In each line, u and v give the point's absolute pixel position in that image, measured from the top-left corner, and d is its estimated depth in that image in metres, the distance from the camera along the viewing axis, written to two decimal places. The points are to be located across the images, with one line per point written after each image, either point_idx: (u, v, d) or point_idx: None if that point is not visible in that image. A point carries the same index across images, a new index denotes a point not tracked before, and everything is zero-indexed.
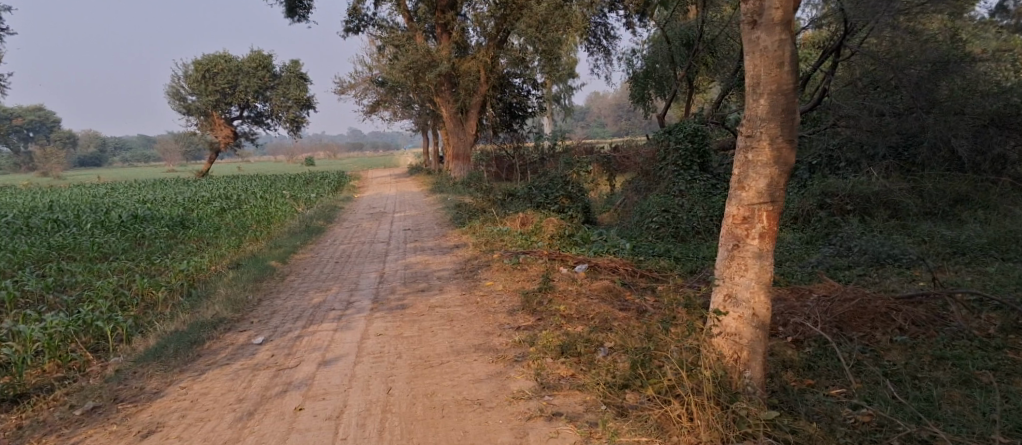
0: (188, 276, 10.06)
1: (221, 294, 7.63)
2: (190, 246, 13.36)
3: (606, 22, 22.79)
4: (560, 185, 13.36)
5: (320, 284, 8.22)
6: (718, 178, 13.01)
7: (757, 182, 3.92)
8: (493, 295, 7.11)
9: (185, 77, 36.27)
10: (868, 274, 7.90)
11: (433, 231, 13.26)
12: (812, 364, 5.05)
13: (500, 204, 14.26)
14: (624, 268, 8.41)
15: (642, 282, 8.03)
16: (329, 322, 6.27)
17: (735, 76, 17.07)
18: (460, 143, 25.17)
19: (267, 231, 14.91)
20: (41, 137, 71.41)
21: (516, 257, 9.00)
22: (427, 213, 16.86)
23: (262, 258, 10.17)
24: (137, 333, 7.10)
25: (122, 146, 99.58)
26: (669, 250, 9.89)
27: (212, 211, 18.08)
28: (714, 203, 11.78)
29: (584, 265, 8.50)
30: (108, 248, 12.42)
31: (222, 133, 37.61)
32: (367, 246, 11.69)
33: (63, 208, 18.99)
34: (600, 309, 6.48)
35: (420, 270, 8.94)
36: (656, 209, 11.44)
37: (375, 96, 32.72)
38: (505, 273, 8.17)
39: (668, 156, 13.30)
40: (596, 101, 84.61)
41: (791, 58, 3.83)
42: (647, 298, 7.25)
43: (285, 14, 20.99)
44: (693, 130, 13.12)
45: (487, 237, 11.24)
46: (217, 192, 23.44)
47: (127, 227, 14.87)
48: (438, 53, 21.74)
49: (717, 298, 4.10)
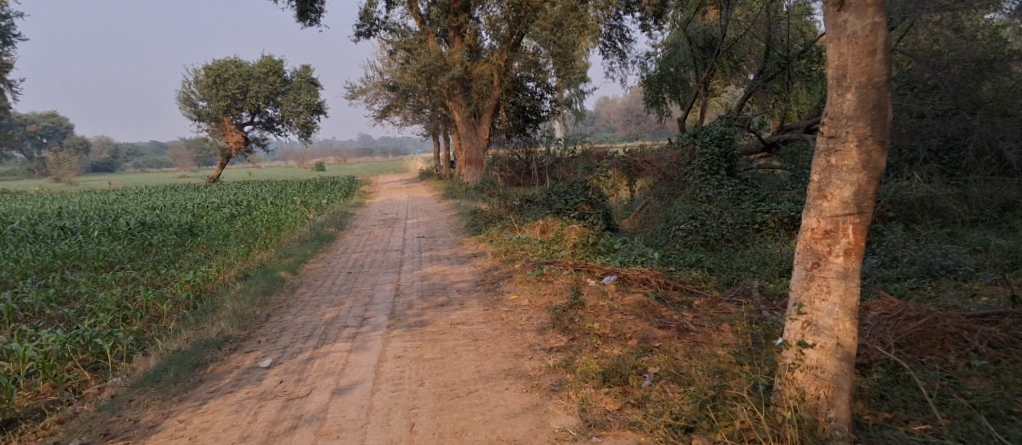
0: (194, 288, 9.58)
1: (228, 309, 7.13)
2: (198, 254, 12.95)
3: (622, 24, 22.30)
4: (580, 191, 12.80)
5: (332, 297, 7.71)
6: (748, 183, 12.40)
7: (841, 190, 3.41)
8: (518, 311, 6.58)
9: (196, 83, 36.09)
10: (922, 287, 7.31)
11: (449, 239, 12.75)
12: (884, 393, 4.50)
13: (517, 210, 13.73)
14: (656, 279, 7.85)
15: (677, 297, 7.47)
16: (342, 341, 5.75)
17: (758, 78, 16.48)
18: (473, 147, 24.67)
19: (278, 238, 14.46)
20: (54, 143, 71.98)
21: (539, 268, 8.51)
22: (441, 219, 16.39)
23: (271, 269, 9.68)
24: (139, 351, 6.53)
25: (135, 152, 100.30)
26: (700, 259, 9.32)
27: (221, 218, 17.69)
28: (744, 209, 11.15)
29: (612, 276, 7.98)
30: (114, 257, 12.03)
31: (232, 138, 37.37)
32: (380, 255, 11.18)
33: (71, 215, 18.66)
34: (637, 327, 5.96)
35: (438, 282, 8.41)
36: (683, 216, 10.87)
37: (386, 101, 32.40)
38: (529, 286, 7.64)
39: (694, 160, 12.74)
40: (606, 105, 84.29)
41: (885, 45, 3.33)
42: (685, 314, 6.71)
43: (296, 17, 20.65)
44: (720, 133, 12.57)
45: (506, 246, 10.71)
46: (227, 198, 23.10)
47: (134, 235, 14.47)
48: (451, 56, 21.27)
49: (792, 324, 3.61)
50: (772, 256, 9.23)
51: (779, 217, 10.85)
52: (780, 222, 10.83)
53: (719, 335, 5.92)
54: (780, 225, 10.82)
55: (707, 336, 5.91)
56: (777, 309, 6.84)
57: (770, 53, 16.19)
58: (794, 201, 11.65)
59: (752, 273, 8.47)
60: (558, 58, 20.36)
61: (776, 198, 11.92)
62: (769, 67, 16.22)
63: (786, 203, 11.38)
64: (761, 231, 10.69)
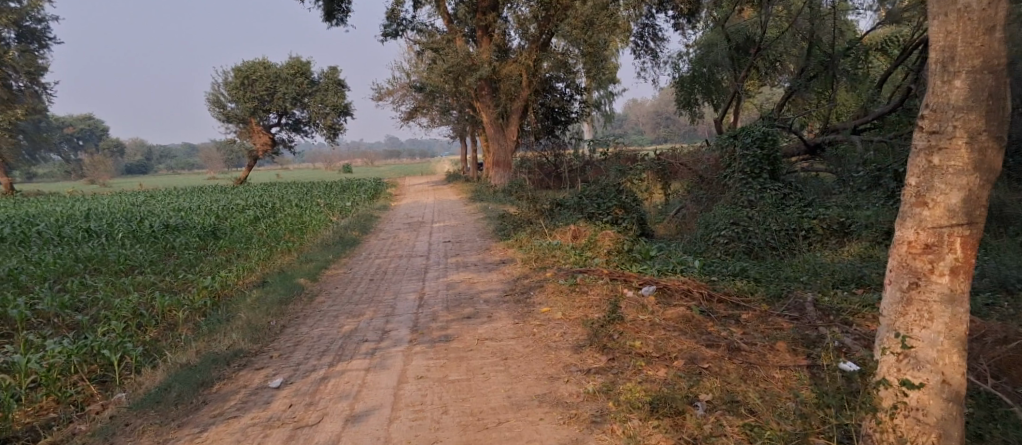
0: (213, 294, 9.31)
1: (242, 320, 6.81)
2: (219, 258, 12.75)
3: (654, 23, 21.68)
4: (613, 194, 12.24)
5: (352, 307, 7.32)
6: (792, 187, 11.70)
7: (947, 196, 3.18)
8: (550, 325, 6.09)
9: (225, 84, 36.40)
10: (998, 301, 6.58)
11: (476, 244, 12.34)
12: (978, 431, 3.87)
13: (547, 215, 13.21)
14: (699, 290, 7.28)
15: (723, 309, 6.87)
16: (360, 358, 5.32)
17: (799, 77, 15.63)
18: (501, 150, 24.31)
19: (301, 242, 14.21)
20: (90, 146, 73.95)
21: (572, 277, 8.01)
22: (468, 223, 15.98)
23: (290, 275, 9.33)
24: (148, 364, 6.30)
25: (169, 154, 102.46)
26: (745, 269, 8.67)
27: (246, 220, 17.56)
28: (789, 215, 10.48)
29: (650, 286, 7.43)
30: (137, 260, 11.91)
31: (261, 140, 37.58)
32: (404, 260, 10.77)
33: (99, 217, 18.73)
34: (682, 345, 5.39)
35: (464, 291, 7.94)
36: (724, 222, 10.22)
37: (413, 103, 32.23)
38: (562, 297, 7.12)
39: (734, 163, 12.08)
40: (634, 108, 83.41)
41: (1005, 21, 3.11)
42: (734, 330, 6.12)
43: (324, 18, 20.46)
44: (762, 134, 11.90)
45: (535, 252, 10.21)
46: (254, 200, 23.06)
47: (158, 238, 14.37)
48: (478, 56, 20.81)
49: (887, 342, 3.44)
50: (824, 267, 8.52)
51: (827, 223, 10.12)
52: (829, 230, 10.07)
53: (775, 356, 5.33)
54: (829, 233, 10.06)
55: (762, 356, 5.31)
56: (837, 326, 6.17)
57: (813, 51, 15.33)
58: (843, 206, 10.93)
59: (803, 285, 7.79)
60: (589, 58, 19.90)
61: (822, 203, 11.21)
62: (812, 65, 15.35)
63: (835, 209, 10.66)
64: (809, 239, 9.98)
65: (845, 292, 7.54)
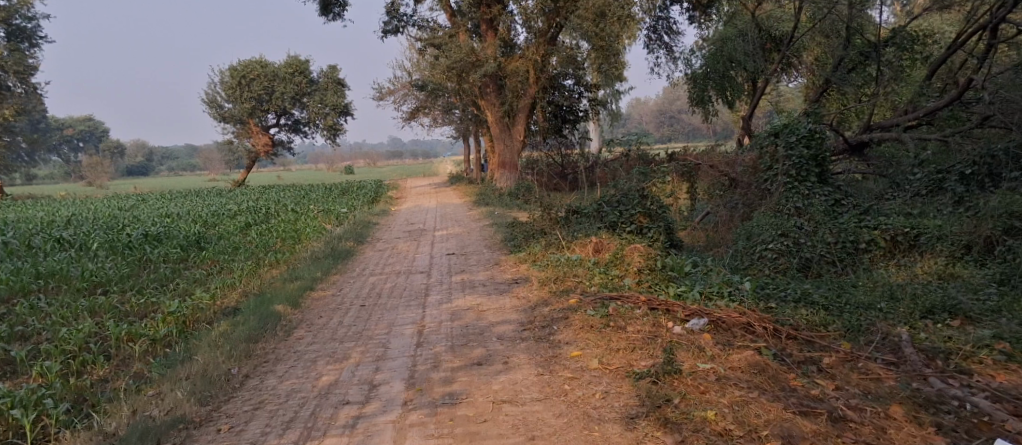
0: (179, 322, 7.94)
1: (197, 370, 5.47)
2: (199, 272, 11.45)
3: (669, 15, 20.34)
4: (637, 200, 10.85)
5: (335, 348, 5.98)
6: (842, 191, 10.28)
7: None
8: (586, 380, 4.73)
9: (221, 84, 35.18)
10: None
11: (484, 258, 10.98)
12: None
13: (561, 223, 11.78)
14: (760, 324, 5.88)
15: (796, 350, 5.44)
16: (335, 435, 3.99)
17: (835, 69, 14.24)
18: (506, 150, 22.68)
19: (291, 253, 12.87)
20: (91, 148, 73.03)
21: (603, 306, 6.61)
22: (474, 231, 14.62)
23: (269, 299, 7.99)
24: (70, 425, 4.94)
25: (170, 157, 101.55)
26: (806, 292, 7.20)
27: (235, 227, 16.27)
28: (846, 224, 9.02)
29: (701, 319, 6.05)
30: (104, 274, 10.61)
31: (258, 141, 36.33)
32: (402, 278, 9.40)
33: (80, 223, 17.48)
34: (769, 415, 4.01)
35: (472, 324, 6.56)
36: (771, 232, 8.81)
37: (415, 102, 31.04)
38: (594, 336, 5.72)
39: (777, 164, 10.63)
40: (637, 107, 82.11)
41: None
42: (824, 384, 4.68)
43: (318, 12, 19.13)
44: (808, 132, 10.47)
45: (553, 270, 8.83)
46: (247, 204, 21.76)
47: (133, 249, 13.07)
48: (483, 51, 19.36)
49: None
50: (900, 289, 7.01)
51: (890, 233, 8.62)
52: (891, 241, 8.56)
53: (897, 432, 3.91)
54: (891, 246, 8.54)
55: (880, 432, 3.90)
56: (954, 378, 4.70)
57: (852, 40, 13.80)
58: (905, 213, 9.50)
59: (881, 314, 6.27)
60: (600, 53, 18.62)
61: (880, 210, 9.74)
62: (851, 56, 13.81)
63: (897, 216, 9.22)
64: (869, 252, 8.50)
65: (937, 324, 6.03)
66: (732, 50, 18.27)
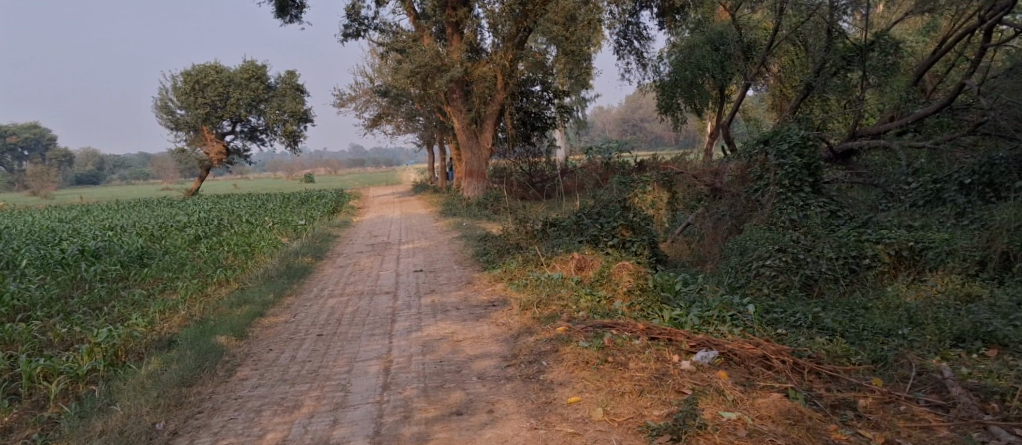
0: (109, 353, 6.52)
1: (110, 425, 4.45)
2: (139, 292, 10.23)
3: (639, 21, 19.85)
4: (618, 212, 10.09)
5: (285, 392, 5.02)
6: (837, 202, 9.73)
7: None
8: (590, 437, 3.94)
9: (174, 89, 33.52)
10: None
11: (455, 275, 10.09)
12: None
13: (538, 237, 10.94)
14: (778, 357, 5.14)
15: (825, 390, 4.71)
16: None
17: (816, 74, 13.87)
18: (474, 158, 21.78)
19: (242, 270, 11.75)
20: (35, 156, 69.33)
21: (597, 336, 5.79)
22: (442, 245, 13.68)
23: (211, 329, 6.90)
24: None
25: (122, 165, 97.81)
26: (817, 316, 6.50)
27: (183, 241, 14.97)
28: (845, 238, 8.44)
29: (709, 351, 5.30)
30: (27, 296, 9.24)
31: (212, 149, 34.70)
32: (364, 301, 8.42)
33: (10, 238, 15.86)
34: None
35: (448, 358, 5.66)
36: (768, 247, 8.16)
37: (377, 109, 30.02)
38: (593, 376, 4.90)
39: (768, 173, 10.06)
40: (601, 115, 82.34)
41: None
42: (869, 437, 3.96)
43: (274, 13, 18.04)
44: (800, 139, 9.91)
45: (533, 292, 7.99)
46: (199, 216, 20.36)
47: (64, 266, 11.70)
48: (449, 56, 18.46)
49: None
50: (919, 311, 6.41)
51: (894, 248, 8.08)
52: (895, 257, 8.04)
53: None
54: (895, 262, 8.02)
55: None
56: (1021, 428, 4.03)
57: (832, 46, 13.38)
58: (905, 225, 8.99)
59: (907, 343, 5.66)
60: (570, 58, 17.75)
61: (878, 222, 9.19)
62: (831, 62, 13.41)
63: (898, 229, 8.69)
64: (874, 268, 7.94)
65: (969, 354, 5.48)
66: (701, 58, 17.91)
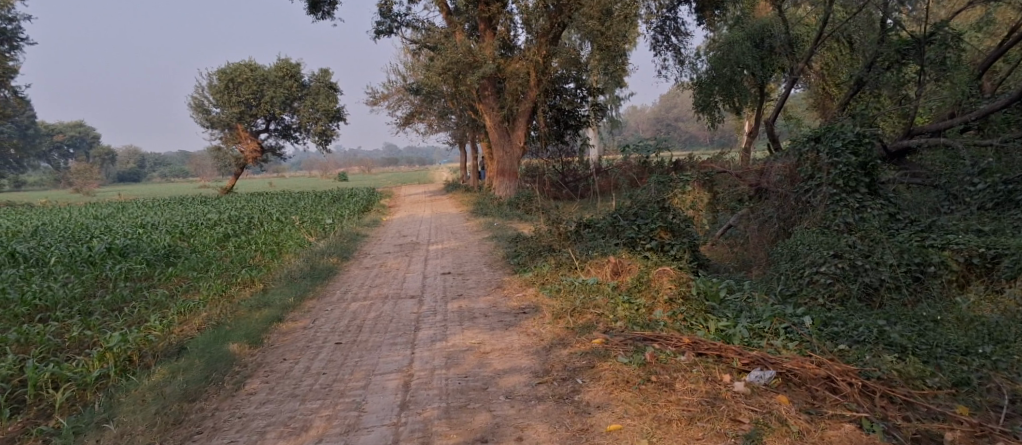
0: (121, 359, 6.22)
1: None
2: (162, 292, 10.00)
3: (677, 15, 19.09)
4: (657, 212, 9.49)
5: (294, 409, 4.61)
6: (896, 204, 8.97)
7: None
8: None
9: (209, 88, 33.82)
10: None
11: (484, 279, 9.62)
12: None
13: (571, 238, 10.39)
14: (845, 379, 4.50)
15: (902, 420, 4.09)
16: None
17: (868, 68, 13.02)
18: (506, 157, 21.28)
19: (267, 270, 11.48)
20: (81, 153, 71.20)
21: (637, 350, 5.22)
22: (472, 245, 13.22)
23: (226, 334, 6.55)
24: None
25: (163, 163, 100.11)
26: (882, 330, 5.83)
27: (211, 238, 14.82)
28: (907, 243, 7.70)
29: (764, 371, 4.70)
30: (50, 295, 9.07)
31: (247, 147, 34.94)
32: (388, 306, 7.99)
33: (44, 235, 15.96)
34: None
35: (473, 373, 5.18)
36: (823, 252, 7.47)
37: (410, 107, 29.76)
38: (634, 399, 4.37)
39: (820, 172, 9.34)
40: (635, 114, 80.98)
41: None
42: None
43: (306, 10, 17.80)
44: (855, 137, 9.16)
45: (567, 298, 7.45)
46: (230, 214, 20.32)
47: (91, 263, 11.60)
48: (481, 52, 17.99)
49: None
50: (1001, 327, 5.68)
51: (963, 255, 7.33)
52: (965, 264, 7.27)
53: None
54: (965, 270, 7.25)
55: None
56: None
57: (888, 38, 12.51)
58: (973, 228, 8.19)
59: (991, 364, 4.97)
60: (605, 54, 17.14)
61: (943, 225, 8.41)
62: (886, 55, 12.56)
63: (966, 234, 7.91)
64: (940, 277, 7.21)
65: None
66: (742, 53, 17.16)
